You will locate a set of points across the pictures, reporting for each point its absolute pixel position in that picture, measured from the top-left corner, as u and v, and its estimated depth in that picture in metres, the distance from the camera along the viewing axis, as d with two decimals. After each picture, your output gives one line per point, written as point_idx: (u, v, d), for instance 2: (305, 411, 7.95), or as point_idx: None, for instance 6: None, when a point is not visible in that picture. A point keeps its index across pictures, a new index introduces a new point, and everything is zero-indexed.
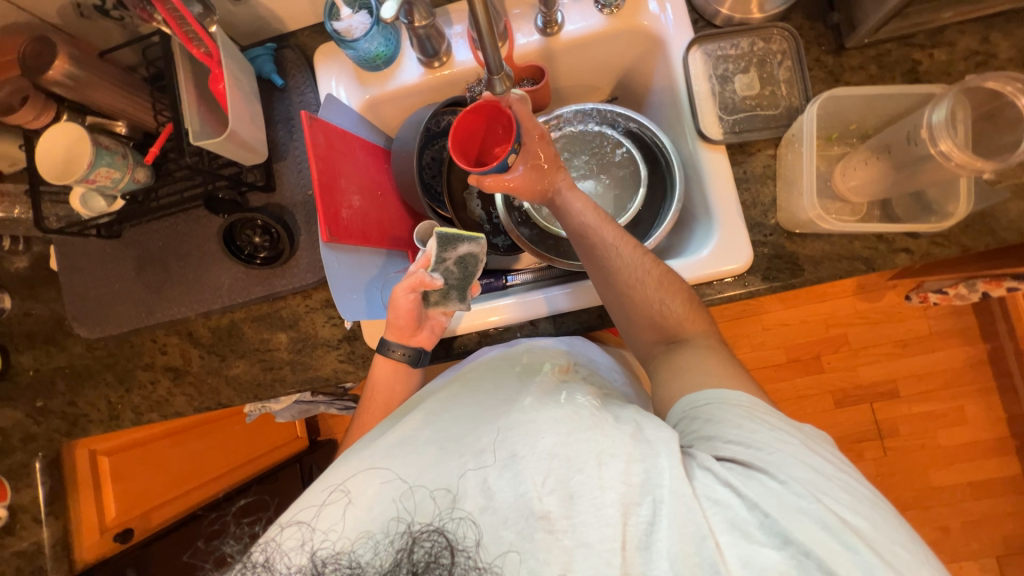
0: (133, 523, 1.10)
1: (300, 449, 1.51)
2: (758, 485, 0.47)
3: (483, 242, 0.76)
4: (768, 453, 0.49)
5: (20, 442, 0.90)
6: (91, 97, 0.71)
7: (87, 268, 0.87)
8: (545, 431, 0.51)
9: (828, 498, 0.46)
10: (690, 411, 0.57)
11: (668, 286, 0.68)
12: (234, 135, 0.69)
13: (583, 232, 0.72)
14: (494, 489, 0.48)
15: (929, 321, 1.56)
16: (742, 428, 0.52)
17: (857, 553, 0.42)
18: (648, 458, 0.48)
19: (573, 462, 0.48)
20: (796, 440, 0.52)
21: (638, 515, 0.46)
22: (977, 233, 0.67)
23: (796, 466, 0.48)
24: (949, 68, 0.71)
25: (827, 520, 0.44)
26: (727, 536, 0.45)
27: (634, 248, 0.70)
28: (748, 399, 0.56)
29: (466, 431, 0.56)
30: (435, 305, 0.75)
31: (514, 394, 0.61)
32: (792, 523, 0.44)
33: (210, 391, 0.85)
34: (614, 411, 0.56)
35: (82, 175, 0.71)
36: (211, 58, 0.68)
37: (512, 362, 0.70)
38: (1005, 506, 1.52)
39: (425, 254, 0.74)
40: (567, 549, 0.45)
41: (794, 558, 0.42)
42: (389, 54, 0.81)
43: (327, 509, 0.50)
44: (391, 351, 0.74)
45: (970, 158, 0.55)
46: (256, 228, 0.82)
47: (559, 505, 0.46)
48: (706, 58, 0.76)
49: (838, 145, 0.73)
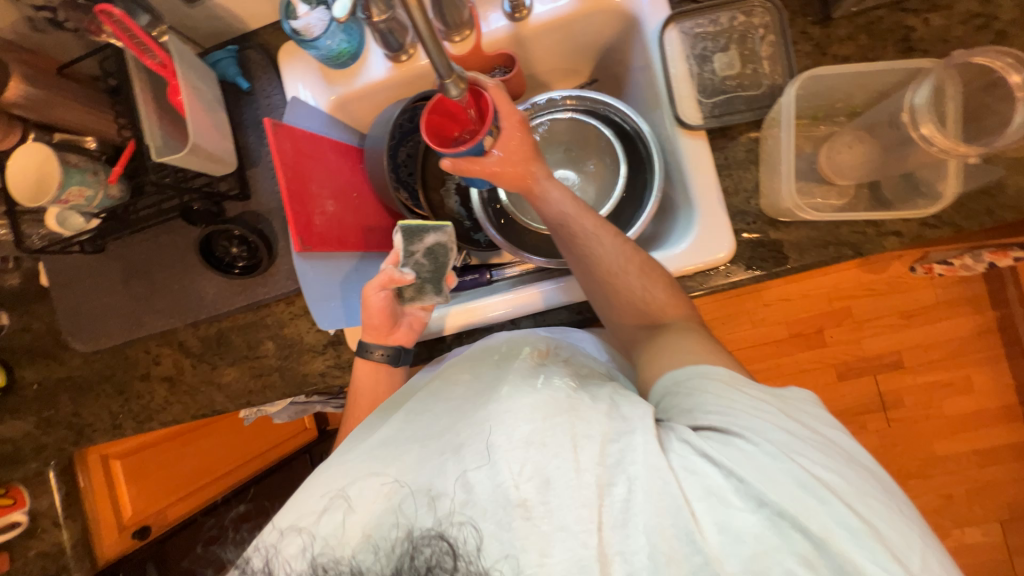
0: (150, 520, 1.16)
1: (312, 439, 1.49)
2: (735, 451, 0.45)
3: (452, 230, 0.73)
4: (746, 420, 0.48)
5: (32, 452, 0.93)
6: (53, 115, 0.70)
7: (76, 282, 0.88)
8: (521, 420, 0.50)
9: (801, 456, 0.45)
10: (670, 387, 0.56)
11: (648, 273, 0.66)
12: (197, 148, 0.68)
13: (563, 221, 0.70)
14: (473, 483, 0.48)
15: (937, 290, 1.51)
16: (722, 399, 0.51)
17: (830, 506, 0.41)
18: (623, 436, 0.48)
19: (549, 448, 0.47)
20: (774, 407, 0.50)
21: (614, 495, 0.45)
22: (973, 212, 0.64)
23: (773, 430, 0.47)
24: (946, 34, 0.66)
25: (802, 477, 0.43)
26: (703, 503, 0.44)
27: (615, 235, 0.68)
28: (725, 372, 0.54)
29: (443, 425, 0.55)
30: (411, 301, 0.75)
31: (492, 382, 0.59)
32: (766, 485, 0.43)
33: (205, 398, 0.88)
34: (591, 390, 0.55)
35: (54, 196, 0.70)
36: (166, 69, 0.67)
37: (490, 352, 0.67)
38: (1010, 472, 1.52)
39: (394, 251, 0.73)
40: (545, 535, 0.44)
41: (769, 519, 0.42)
42: (353, 50, 0.78)
43: (325, 518, 0.50)
44: (370, 352, 0.74)
45: (952, 143, 0.52)
46: (233, 238, 0.81)
47: (536, 492, 0.46)
48: (683, 37, 0.71)
49: (825, 124, 0.69)
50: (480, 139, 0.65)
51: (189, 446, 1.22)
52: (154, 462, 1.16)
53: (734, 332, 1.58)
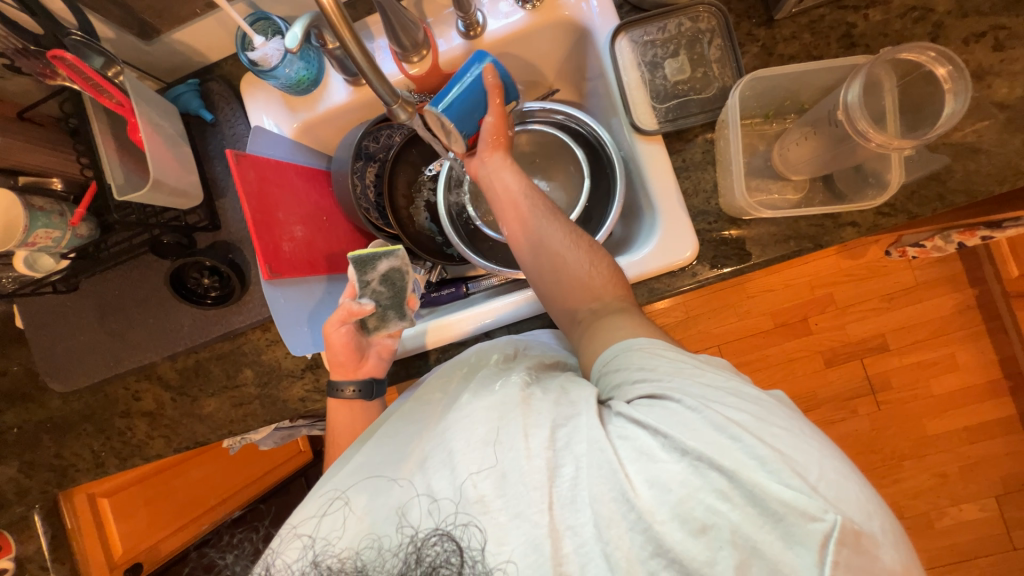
0: (141, 556, 1.15)
1: (306, 462, 1.46)
2: (661, 410, 0.47)
3: (404, 254, 0.75)
4: (670, 380, 0.50)
5: (16, 496, 0.92)
6: (15, 159, 0.71)
7: (51, 323, 0.87)
8: (479, 422, 0.51)
9: (718, 404, 0.46)
10: (604, 366, 0.57)
11: (595, 251, 0.68)
12: (160, 183, 0.69)
13: (517, 197, 0.72)
14: (436, 489, 0.48)
15: (915, 272, 1.54)
16: (646, 366, 0.53)
17: (744, 443, 0.42)
18: (570, 420, 0.50)
19: (504, 442, 0.48)
20: (692, 363, 0.52)
21: (562, 475, 0.46)
22: (924, 198, 0.66)
23: (693, 385, 0.49)
24: (886, 28, 0.68)
25: (716, 420, 0.44)
26: (633, 463, 0.44)
27: (563, 217, 0.71)
28: (647, 341, 0.56)
29: (415, 443, 0.55)
30: (376, 330, 0.75)
31: (457, 395, 0.61)
32: (685, 434, 0.44)
33: (186, 430, 0.87)
34: (544, 383, 0.57)
35: (20, 240, 0.71)
36: (124, 107, 0.68)
37: (458, 366, 0.68)
38: (1000, 447, 1.54)
39: (351, 283, 0.75)
40: (502, 524, 0.45)
41: (692, 466, 0.42)
42: (313, 76, 0.79)
43: (326, 519, 0.51)
44: (341, 390, 0.73)
45: (888, 138, 0.54)
46: (203, 270, 0.82)
47: (493, 487, 0.46)
48: (634, 45, 0.73)
49: (775, 122, 0.72)
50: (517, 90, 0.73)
51: (179, 477, 1.21)
52: (143, 497, 1.15)
53: (721, 326, 1.58)
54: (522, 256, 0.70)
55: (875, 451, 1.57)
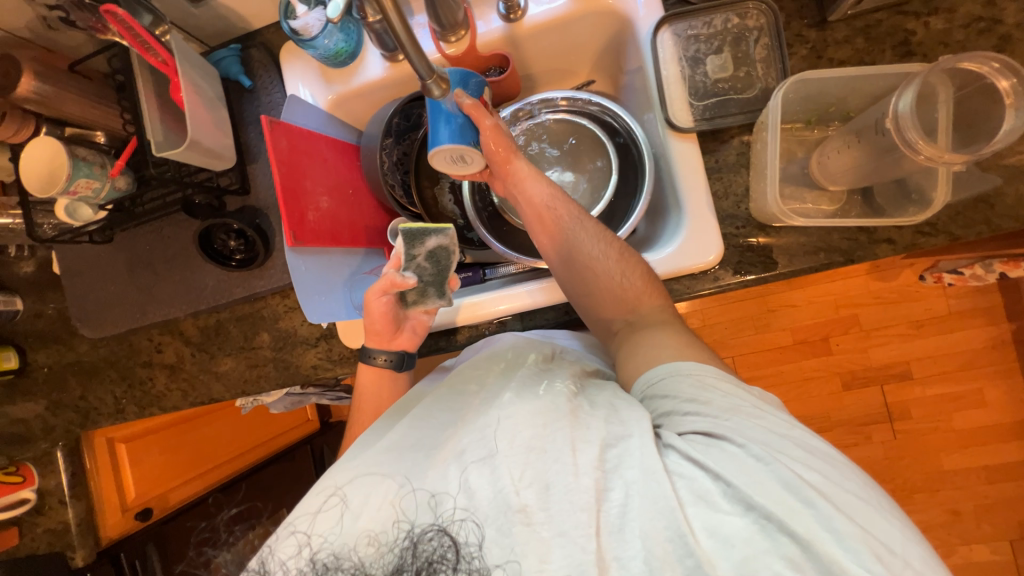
0: (152, 502, 1.17)
1: (311, 431, 1.54)
2: (719, 452, 0.46)
3: (453, 232, 0.74)
4: (728, 420, 0.49)
5: (42, 432, 0.97)
6: (62, 110, 0.73)
7: (85, 271, 0.91)
8: (522, 426, 0.51)
9: (786, 457, 0.45)
10: (647, 389, 0.56)
11: (627, 259, 0.67)
12: (196, 143, 0.71)
13: (550, 203, 0.70)
14: (474, 488, 0.48)
15: (948, 301, 1.47)
16: (699, 399, 0.51)
17: (817, 509, 0.41)
18: (621, 441, 0.49)
19: (547, 453, 0.48)
20: (750, 402, 0.51)
21: (611, 500, 0.46)
22: (969, 221, 0.63)
23: (753, 429, 0.48)
24: (947, 38, 0.65)
25: (787, 479, 0.43)
26: (692, 507, 0.44)
27: (597, 222, 0.70)
28: (698, 367, 0.54)
29: (449, 433, 0.55)
30: (413, 305, 0.76)
31: (495, 391, 0.59)
32: (754, 488, 0.43)
33: (203, 386, 0.90)
34: (590, 395, 0.57)
35: (63, 188, 0.73)
36: (167, 66, 0.70)
37: (495, 359, 0.67)
38: (1022, 491, 1.47)
39: (395, 254, 0.74)
40: (545, 540, 0.45)
41: (757, 523, 0.42)
42: (351, 49, 0.80)
43: (319, 518, 0.50)
44: (374, 359, 0.76)
45: (939, 151, 0.52)
46: (230, 232, 0.83)
47: (536, 498, 0.46)
48: (676, 39, 0.71)
49: (817, 129, 0.69)
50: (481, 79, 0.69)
51: (192, 431, 1.25)
52: (157, 447, 1.19)
53: (737, 337, 1.55)
54: (553, 266, 0.70)
55: (886, 480, 1.52)
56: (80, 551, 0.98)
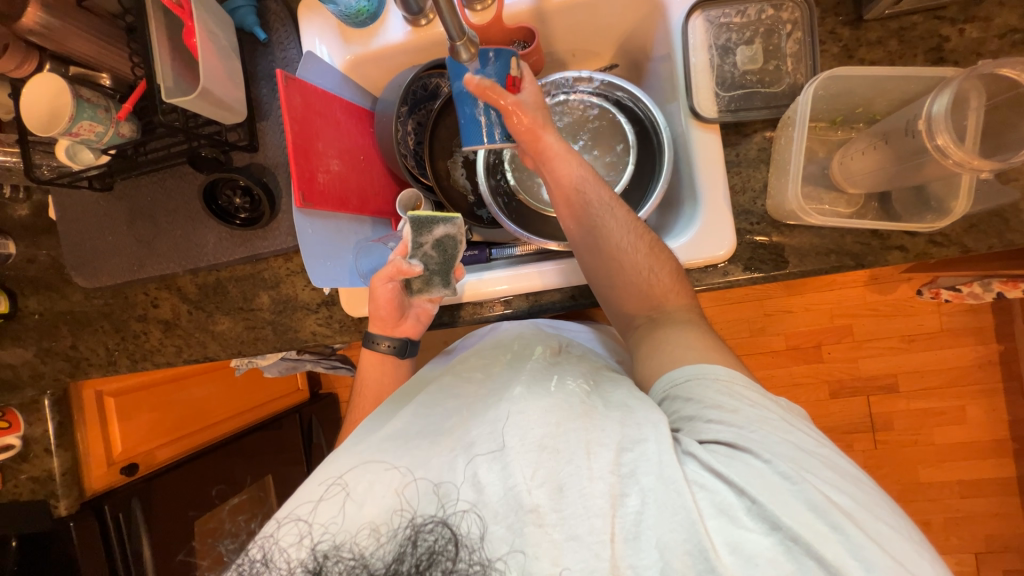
0: (138, 458, 1.11)
1: (300, 400, 1.61)
2: (742, 466, 0.46)
3: (461, 222, 0.75)
4: (753, 432, 0.49)
5: (31, 379, 0.96)
6: (67, 46, 0.70)
7: (82, 219, 0.88)
8: (535, 423, 0.51)
9: (813, 477, 0.45)
10: (670, 390, 0.56)
11: (656, 254, 0.66)
12: (207, 92, 0.69)
13: (580, 187, 0.69)
14: (483, 483, 0.48)
15: (942, 317, 1.48)
16: (725, 408, 0.51)
17: (844, 535, 0.42)
18: (637, 445, 0.48)
19: (562, 454, 0.48)
20: (776, 415, 0.51)
21: (626, 505, 0.46)
22: (982, 234, 0.63)
23: (778, 444, 0.48)
24: (980, 47, 0.64)
25: (815, 503, 0.43)
26: (713, 520, 0.44)
27: (628, 212, 0.69)
28: (727, 374, 0.55)
29: (455, 421, 0.56)
30: (418, 293, 0.75)
31: (505, 382, 0.60)
32: (780, 508, 0.43)
33: (198, 344, 0.89)
34: (604, 395, 0.57)
35: (65, 129, 0.70)
36: (182, 9, 0.68)
37: (503, 350, 0.70)
38: (993, 506, 1.51)
39: (403, 242, 0.75)
40: (556, 543, 0.45)
41: (782, 544, 0.42)
42: (373, 10, 0.77)
43: (322, 506, 0.50)
44: (376, 343, 0.76)
45: (968, 156, 0.52)
46: (237, 188, 0.82)
47: (548, 499, 0.46)
48: (708, 26, 0.70)
49: (841, 130, 0.69)
50: (507, 53, 0.67)
51: (183, 391, 1.23)
52: (147, 404, 1.15)
53: (731, 338, 1.56)
54: (579, 252, 0.69)
55: None
56: (63, 502, 0.95)
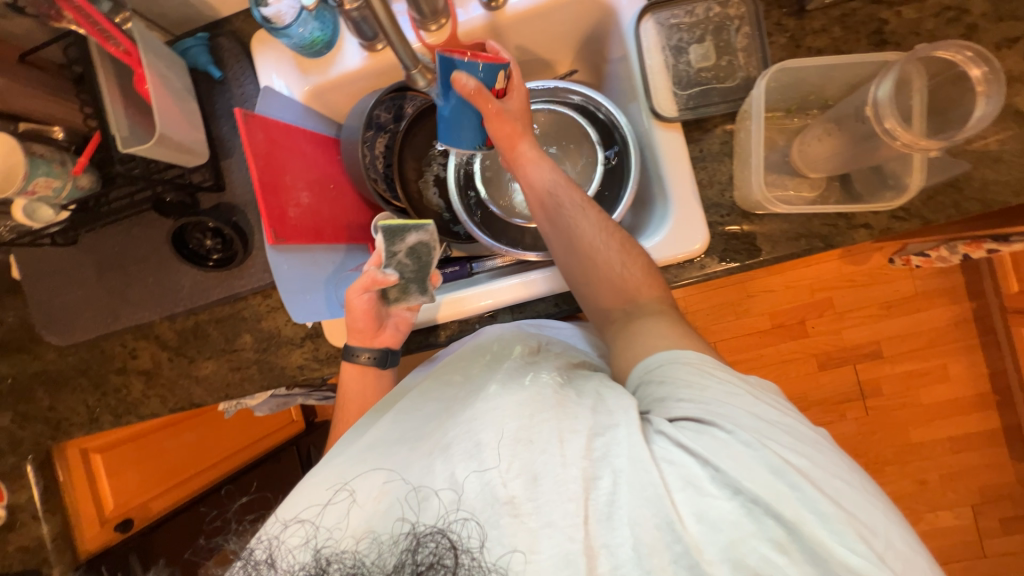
0: (132, 512, 1.10)
1: (298, 430, 1.47)
2: (709, 439, 0.47)
3: (433, 228, 0.74)
4: (718, 407, 0.50)
5: (8, 446, 0.91)
6: (13, 104, 0.68)
7: (47, 277, 0.86)
8: (509, 416, 0.50)
9: (774, 443, 0.47)
10: (644, 376, 0.57)
11: (628, 250, 0.67)
12: (165, 138, 0.68)
13: (551, 192, 0.71)
14: (462, 483, 0.47)
15: (916, 281, 1.53)
16: (693, 386, 0.53)
17: (802, 492, 0.43)
18: (608, 430, 0.49)
19: (536, 444, 0.48)
20: (743, 390, 0.52)
21: (600, 488, 0.46)
22: (940, 205, 0.65)
23: (743, 416, 0.49)
24: (918, 26, 0.67)
25: (776, 465, 0.45)
26: (681, 492, 0.45)
27: (598, 212, 0.70)
28: (696, 356, 0.56)
29: (434, 425, 0.56)
30: (396, 302, 0.75)
31: (481, 382, 0.60)
32: (742, 474, 0.44)
33: (182, 391, 0.87)
34: (576, 385, 0.57)
35: (19, 188, 0.68)
36: (130, 56, 0.67)
37: (482, 352, 0.68)
38: (982, 458, 1.56)
39: (377, 252, 0.75)
40: (532, 531, 0.44)
41: (744, 507, 0.44)
42: (328, 38, 0.77)
43: (329, 509, 0.50)
44: (357, 356, 0.75)
45: (915, 138, 0.54)
46: (206, 231, 0.81)
47: (523, 489, 0.46)
48: (659, 28, 0.71)
49: (797, 117, 0.71)
50: (496, 68, 0.64)
51: (171, 438, 1.19)
52: (136, 457, 1.13)
53: (719, 323, 1.58)
54: (556, 252, 0.70)
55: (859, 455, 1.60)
56: (56, 567, 0.95)
